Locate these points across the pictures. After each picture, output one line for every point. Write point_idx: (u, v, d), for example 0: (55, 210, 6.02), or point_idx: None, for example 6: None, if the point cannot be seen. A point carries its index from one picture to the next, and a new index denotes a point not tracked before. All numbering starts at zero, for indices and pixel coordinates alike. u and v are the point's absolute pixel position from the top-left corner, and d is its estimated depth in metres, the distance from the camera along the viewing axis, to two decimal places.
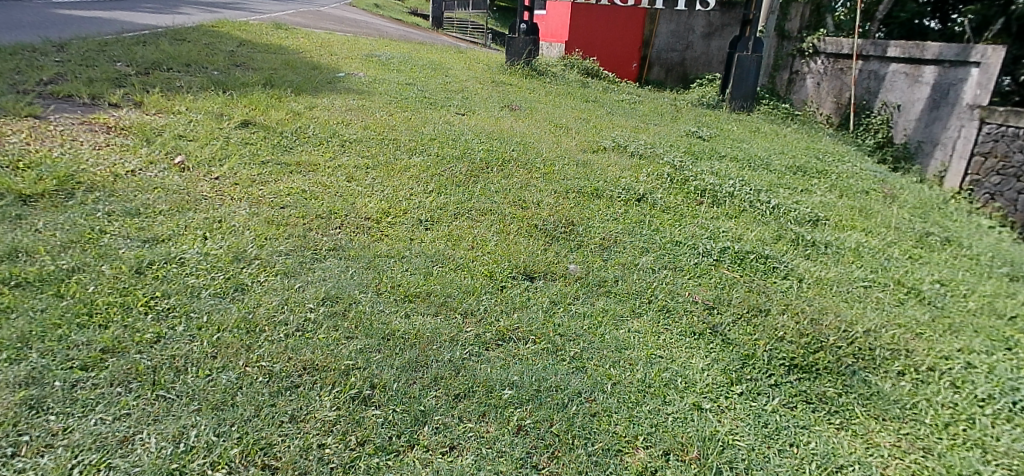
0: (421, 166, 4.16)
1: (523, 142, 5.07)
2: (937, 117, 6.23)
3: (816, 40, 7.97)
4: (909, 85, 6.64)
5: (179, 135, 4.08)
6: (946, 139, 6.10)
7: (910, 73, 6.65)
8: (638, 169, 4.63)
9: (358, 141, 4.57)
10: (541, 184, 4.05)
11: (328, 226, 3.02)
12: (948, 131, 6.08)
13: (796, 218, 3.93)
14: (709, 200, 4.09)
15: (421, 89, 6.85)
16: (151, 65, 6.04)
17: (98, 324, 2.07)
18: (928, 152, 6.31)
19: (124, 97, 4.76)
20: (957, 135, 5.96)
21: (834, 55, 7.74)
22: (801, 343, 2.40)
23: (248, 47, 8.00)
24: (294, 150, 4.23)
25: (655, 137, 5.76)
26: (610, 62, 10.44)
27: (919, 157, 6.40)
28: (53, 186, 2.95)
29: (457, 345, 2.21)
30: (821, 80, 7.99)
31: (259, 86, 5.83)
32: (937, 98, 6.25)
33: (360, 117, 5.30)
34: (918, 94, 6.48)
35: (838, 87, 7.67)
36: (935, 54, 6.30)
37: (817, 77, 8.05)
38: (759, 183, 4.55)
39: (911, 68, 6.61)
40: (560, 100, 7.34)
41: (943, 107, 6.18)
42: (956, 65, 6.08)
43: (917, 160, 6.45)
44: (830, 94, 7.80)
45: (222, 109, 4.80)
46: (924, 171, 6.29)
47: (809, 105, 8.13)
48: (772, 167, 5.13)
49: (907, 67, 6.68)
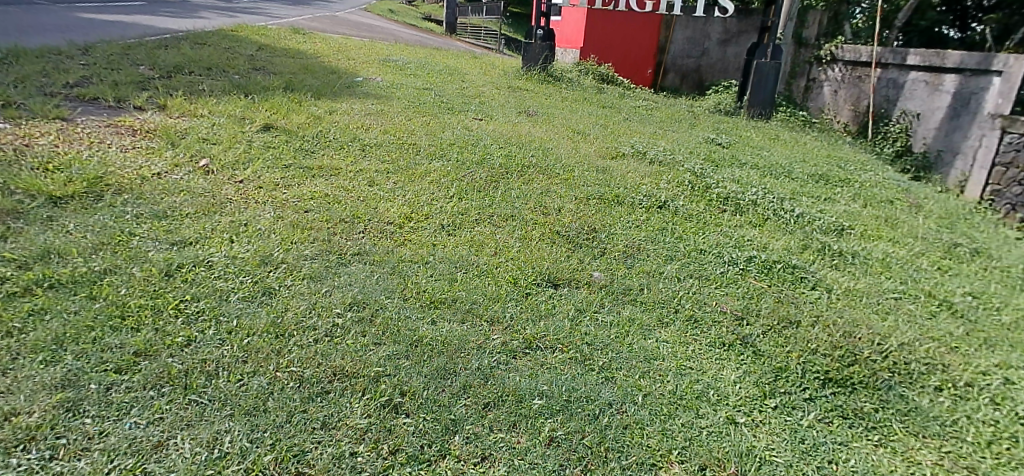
0: (442, 172, 4.17)
1: (542, 148, 5.06)
2: (957, 127, 6.20)
3: (834, 48, 8.04)
4: (929, 94, 6.60)
5: (203, 139, 4.12)
6: (965, 149, 6.07)
7: (930, 81, 6.60)
8: (658, 176, 4.62)
9: (379, 146, 4.60)
10: (561, 190, 4.05)
11: (352, 230, 3.04)
12: (968, 140, 6.05)
13: (822, 227, 3.88)
14: (732, 208, 4.06)
15: (438, 94, 6.87)
16: (173, 69, 6.11)
17: (130, 326, 2.07)
18: (948, 162, 6.26)
19: (149, 100, 4.81)
20: (978, 145, 5.92)
21: (852, 63, 7.76)
22: (835, 356, 2.34)
23: (268, 52, 8.07)
24: (316, 154, 4.27)
25: (674, 144, 5.75)
26: (625, 68, 10.47)
27: (939, 166, 6.36)
28: (83, 188, 2.97)
29: (484, 353, 2.19)
30: (839, 87, 7.99)
31: (280, 90, 5.88)
32: (958, 107, 6.21)
33: (380, 121, 5.33)
34: (939, 103, 6.44)
35: (856, 94, 7.67)
36: (956, 63, 6.27)
37: (834, 85, 8.07)
38: (781, 191, 4.52)
39: (931, 76, 6.57)
40: (577, 106, 7.33)
41: (963, 116, 6.15)
42: (978, 74, 6.03)
43: (936, 170, 6.41)
44: (847, 102, 7.79)
45: (245, 113, 4.85)
46: (943, 181, 6.23)
47: (827, 113, 8.12)
48: (794, 175, 5.08)
49: (927, 75, 6.64)
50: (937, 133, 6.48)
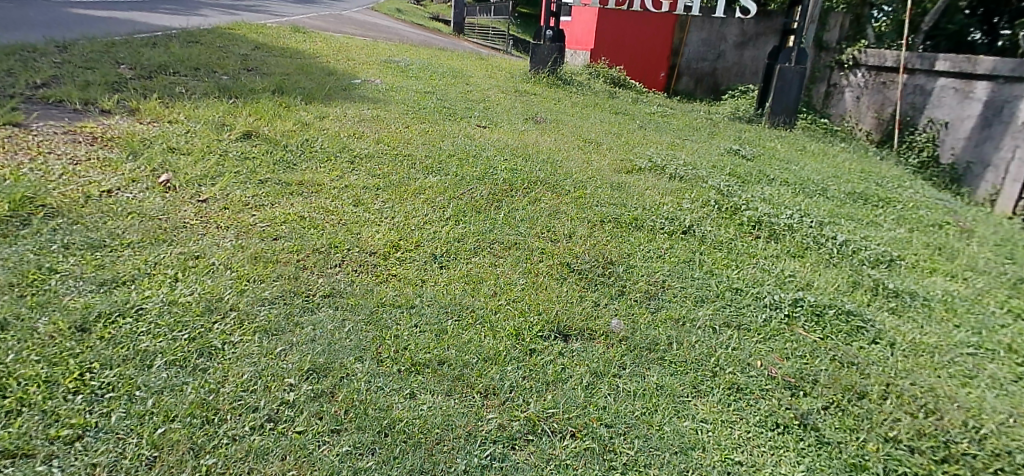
0: (438, 188, 3.74)
1: (550, 161, 4.59)
2: (989, 136, 5.81)
3: (857, 51, 7.52)
4: (959, 101, 6.20)
5: (171, 148, 3.67)
6: (998, 161, 5.69)
7: (960, 88, 6.20)
8: (678, 194, 4.15)
9: (370, 158, 4.15)
10: (572, 211, 3.60)
11: (326, 263, 2.58)
12: (1001, 152, 5.66)
13: (869, 258, 3.40)
14: (766, 234, 3.58)
15: (440, 98, 6.42)
16: (155, 68, 5.67)
17: (9, 409, 1.65)
18: (978, 174, 5.88)
19: (120, 103, 4.36)
20: (1011, 156, 5.53)
21: (876, 68, 7.29)
22: (925, 451, 1.88)
23: (262, 51, 7.64)
24: (298, 168, 3.81)
25: (695, 156, 5.27)
26: (637, 71, 10.13)
27: (968, 179, 5.96)
28: (7, 211, 2.52)
29: (472, 446, 1.75)
30: (861, 93, 7.52)
31: (268, 93, 5.44)
32: (989, 115, 5.82)
33: (374, 129, 4.88)
34: (969, 111, 6.05)
35: (879, 101, 7.22)
36: (989, 69, 5.87)
37: (856, 91, 7.59)
38: (818, 212, 4.03)
39: (962, 83, 6.17)
40: (588, 112, 6.86)
41: (995, 126, 5.76)
42: (1012, 81, 5.64)
43: (965, 182, 5.99)
44: (870, 109, 7.34)
45: (224, 118, 4.40)
46: (973, 195, 5.82)
47: (848, 120, 7.66)
48: (829, 193, 4.59)
49: (957, 81, 6.24)
50: (967, 142, 6.09)
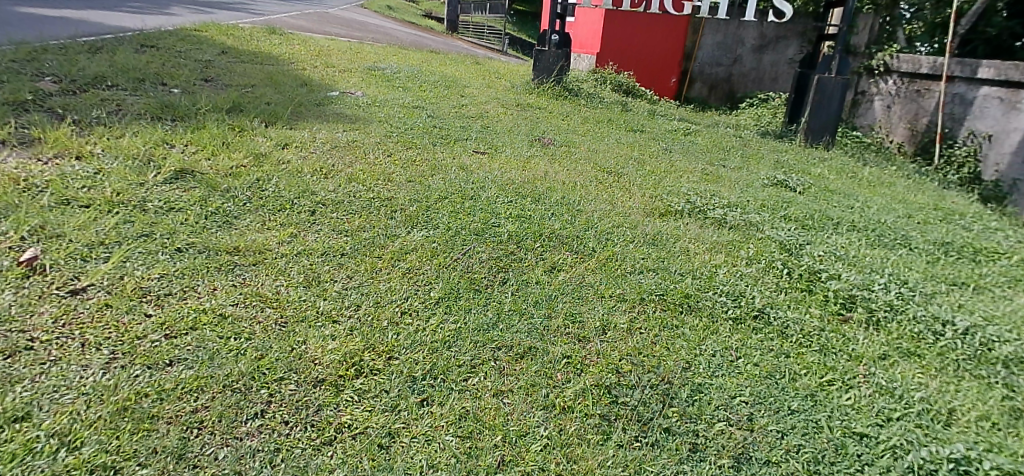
0: (426, 251, 2.87)
1: (565, 204, 3.70)
2: None
3: (889, 56, 6.65)
4: (1004, 112, 5.59)
5: (65, 201, 2.77)
6: None
7: (1006, 98, 5.59)
8: (729, 251, 3.28)
9: (338, 205, 3.24)
10: (602, 284, 2.75)
11: (238, 414, 1.78)
12: None
13: (1012, 356, 2.46)
14: (862, 317, 2.68)
15: (431, 114, 5.51)
16: (88, 81, 4.74)
17: None
18: None
19: (20, 130, 3.45)
20: None
21: (909, 75, 6.43)
22: None
23: (230, 57, 6.72)
24: (238, 224, 2.90)
25: (735, 191, 4.40)
26: (645, 76, 9.12)
27: (1015, 197, 5.40)
28: None
29: None
30: (892, 103, 6.65)
31: (221, 112, 4.53)
32: None
33: (346, 160, 3.97)
34: (1017, 123, 5.46)
35: (914, 111, 6.39)
36: None
37: (887, 99, 6.70)
38: (914, 278, 3.14)
39: (1009, 92, 5.56)
40: (603, 130, 5.97)
41: None
42: None
43: (1011, 200, 5.43)
44: (903, 119, 6.49)
45: (152, 150, 3.49)
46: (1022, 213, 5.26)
47: (877, 131, 6.79)
48: (913, 244, 3.69)
49: (1003, 91, 5.63)
50: (1014, 157, 5.50)
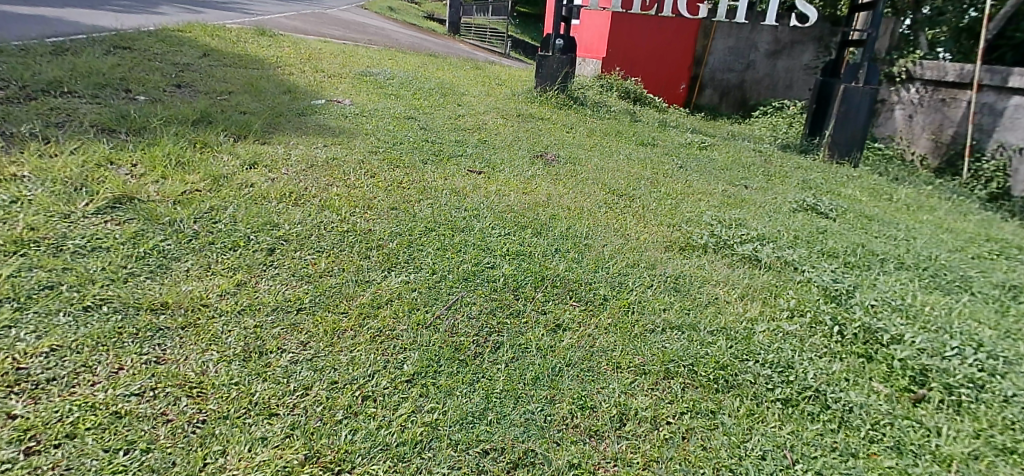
0: (404, 305, 2.35)
1: (572, 237, 3.18)
2: None
3: (911, 63, 6.04)
4: None
5: None
6: None
7: None
8: (766, 299, 2.76)
9: (303, 240, 2.72)
10: (618, 351, 2.23)
11: None
12: None
13: None
14: (940, 396, 2.16)
15: (423, 126, 5.00)
16: (41, 87, 4.25)
17: None
18: None
19: None
20: None
21: (934, 82, 5.86)
22: None
23: (210, 59, 6.23)
24: (176, 266, 2.39)
25: (764, 218, 3.88)
26: (653, 82, 8.42)
27: None
28: None
29: None
30: (914, 112, 6.03)
31: (185, 124, 4.03)
32: None
33: (320, 181, 3.45)
34: None
35: (938, 121, 5.83)
36: None
37: (908, 108, 6.08)
38: (992, 336, 2.61)
39: None
40: (611, 144, 5.46)
41: None
42: None
43: None
44: (927, 130, 5.90)
45: (89, 171, 2.99)
46: None
47: (896, 142, 6.13)
48: (976, 288, 3.17)
49: None
50: None
